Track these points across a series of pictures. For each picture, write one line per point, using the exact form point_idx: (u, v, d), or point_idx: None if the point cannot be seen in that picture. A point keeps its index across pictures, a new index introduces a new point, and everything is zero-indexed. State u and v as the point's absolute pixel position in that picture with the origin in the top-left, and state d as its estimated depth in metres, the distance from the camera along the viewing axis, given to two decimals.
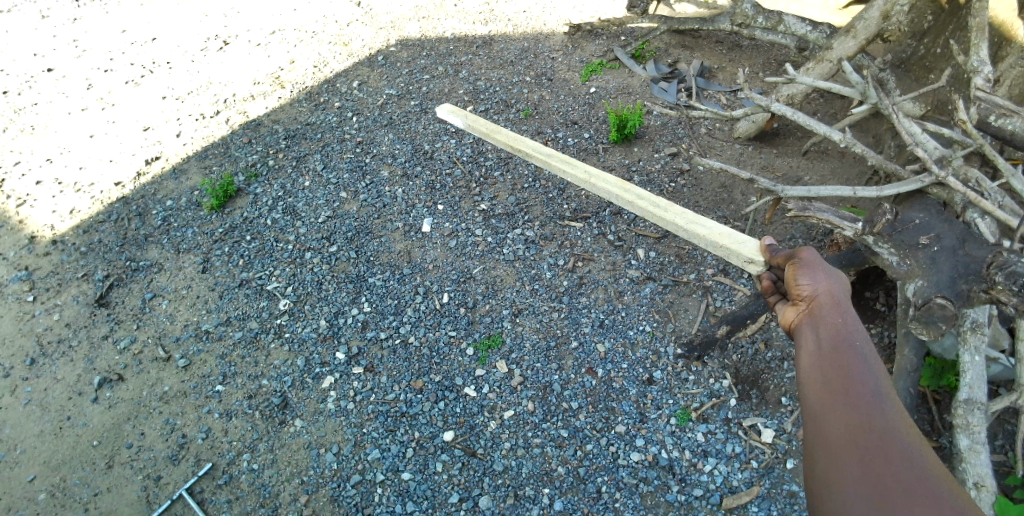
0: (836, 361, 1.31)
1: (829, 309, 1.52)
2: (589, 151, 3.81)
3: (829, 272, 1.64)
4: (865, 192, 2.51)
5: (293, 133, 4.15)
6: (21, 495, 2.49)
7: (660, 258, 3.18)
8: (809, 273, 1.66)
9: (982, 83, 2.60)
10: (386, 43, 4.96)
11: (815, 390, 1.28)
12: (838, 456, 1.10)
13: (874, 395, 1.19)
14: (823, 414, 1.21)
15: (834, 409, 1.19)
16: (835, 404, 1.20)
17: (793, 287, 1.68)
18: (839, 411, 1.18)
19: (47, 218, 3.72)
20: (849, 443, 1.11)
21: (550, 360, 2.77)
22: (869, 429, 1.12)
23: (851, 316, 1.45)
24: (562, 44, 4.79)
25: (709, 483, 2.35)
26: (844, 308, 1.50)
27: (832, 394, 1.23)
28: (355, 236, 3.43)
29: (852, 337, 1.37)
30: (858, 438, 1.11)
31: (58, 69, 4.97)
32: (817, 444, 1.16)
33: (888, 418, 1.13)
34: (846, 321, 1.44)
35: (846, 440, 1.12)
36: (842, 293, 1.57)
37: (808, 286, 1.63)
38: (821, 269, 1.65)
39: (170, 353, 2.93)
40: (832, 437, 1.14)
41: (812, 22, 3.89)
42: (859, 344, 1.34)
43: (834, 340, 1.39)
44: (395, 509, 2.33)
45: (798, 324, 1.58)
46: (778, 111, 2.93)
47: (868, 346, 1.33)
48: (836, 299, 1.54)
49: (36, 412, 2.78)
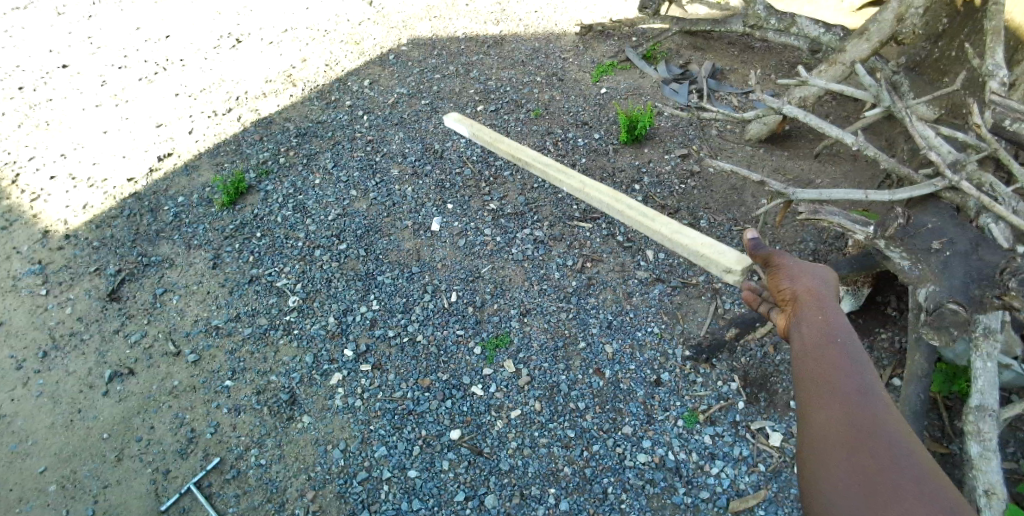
0: (822, 360, 1.30)
1: (810, 304, 1.53)
2: (599, 152, 3.80)
3: (810, 271, 1.64)
4: (878, 195, 2.46)
5: (304, 131, 4.17)
6: (31, 487, 2.52)
7: (669, 260, 3.16)
8: (791, 273, 1.65)
9: (998, 87, 2.58)
10: (398, 43, 4.98)
11: (804, 389, 1.27)
12: (829, 456, 1.09)
13: (861, 394, 1.18)
14: (813, 414, 1.19)
15: (822, 409, 1.18)
16: (822, 403, 1.19)
17: (776, 286, 1.68)
18: (828, 409, 1.17)
19: (60, 213, 3.76)
20: (838, 441, 1.10)
21: (558, 360, 2.77)
22: (858, 426, 1.11)
23: (834, 314, 1.46)
24: (573, 44, 4.79)
25: (715, 486, 2.34)
26: (826, 304, 1.51)
27: (819, 392, 1.22)
28: (365, 234, 3.44)
29: (836, 334, 1.37)
30: (847, 436, 1.10)
31: (73, 66, 5.02)
32: (809, 446, 1.15)
33: (876, 414, 1.13)
34: (830, 319, 1.44)
35: (836, 439, 1.10)
36: (824, 291, 1.57)
37: (790, 285, 1.63)
38: (801, 269, 1.66)
39: (181, 348, 2.95)
40: (823, 436, 1.13)
41: (825, 23, 3.87)
42: (844, 341, 1.33)
43: (819, 337, 1.38)
44: (402, 507, 2.34)
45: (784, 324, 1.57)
46: (790, 113, 2.88)
47: (853, 343, 1.32)
48: (817, 295, 1.55)
49: (47, 404, 2.81)
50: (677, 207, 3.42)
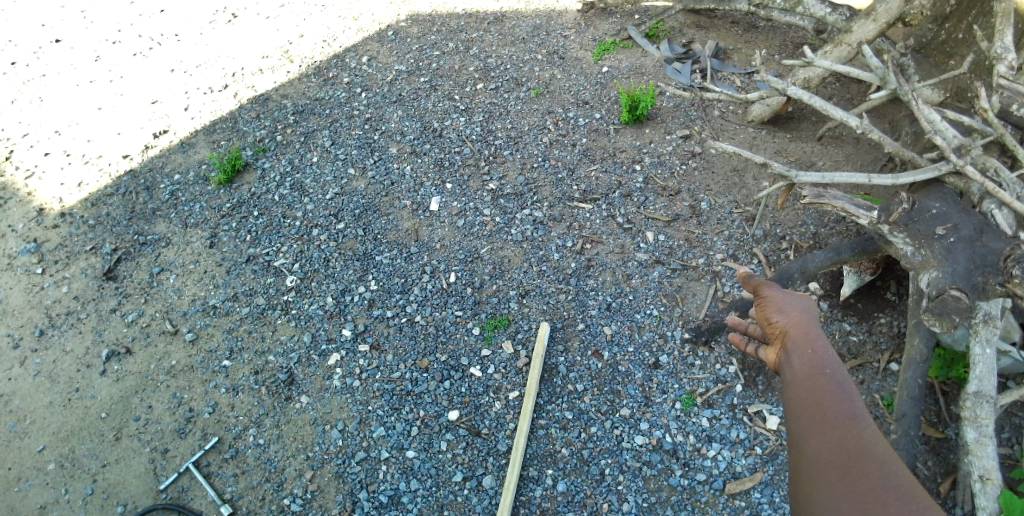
0: (811, 385, 1.19)
1: (796, 333, 1.36)
2: (601, 132, 3.76)
3: (796, 300, 1.48)
4: (881, 179, 2.39)
5: (302, 109, 4.11)
6: (31, 466, 2.53)
7: (669, 242, 3.14)
8: (776, 303, 1.48)
9: (1005, 71, 2.54)
10: (396, 19, 4.88)
11: (794, 418, 1.16)
12: (822, 487, 0.99)
13: (852, 417, 1.09)
14: (804, 443, 1.10)
15: (813, 436, 1.08)
16: (813, 431, 1.09)
17: (759, 314, 1.51)
18: (818, 437, 1.08)
19: (55, 191, 3.71)
20: (831, 471, 1.00)
21: (556, 341, 2.77)
22: (849, 451, 1.02)
23: (824, 344, 1.30)
24: (575, 22, 4.70)
25: (712, 468, 2.36)
26: (813, 334, 1.34)
27: (810, 418, 1.13)
28: (363, 214, 3.40)
29: (824, 361, 1.24)
30: (839, 462, 1.01)
31: (66, 41, 4.91)
32: (803, 479, 1.05)
33: (867, 439, 1.04)
34: (817, 348, 1.29)
35: (829, 469, 1.01)
36: (811, 319, 1.41)
37: (774, 312, 1.47)
38: (787, 298, 1.49)
39: (178, 327, 2.95)
40: (815, 463, 1.04)
41: (832, 2, 3.79)
42: (832, 368, 1.22)
43: (807, 366, 1.25)
44: (400, 487, 2.36)
45: (770, 356, 1.40)
46: (794, 94, 2.80)
47: (841, 369, 1.21)
48: (804, 325, 1.38)
49: (46, 383, 2.81)
50: (678, 189, 3.39)
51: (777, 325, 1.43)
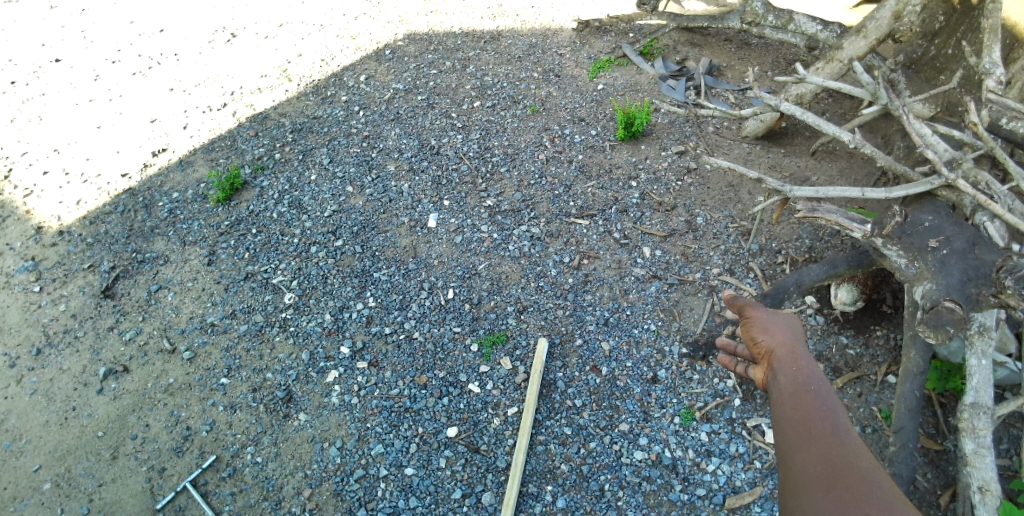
0: (796, 400, 1.21)
1: (782, 353, 1.40)
2: (597, 148, 3.79)
3: (780, 319, 1.51)
4: (875, 193, 2.41)
5: (300, 127, 4.15)
6: (26, 485, 2.51)
7: (666, 257, 3.17)
8: (761, 323, 1.51)
9: (994, 86, 2.58)
10: (394, 38, 4.95)
11: (781, 432, 1.18)
12: (809, 499, 1.00)
13: (836, 431, 1.11)
14: (790, 455, 1.11)
15: (800, 450, 1.10)
16: (799, 445, 1.11)
17: (746, 335, 1.54)
18: (804, 450, 1.09)
19: (54, 209, 3.73)
20: (818, 483, 1.02)
21: (555, 357, 2.77)
22: (835, 463, 1.04)
23: (810, 363, 1.33)
24: (570, 40, 4.78)
25: (711, 483, 2.35)
26: (798, 353, 1.38)
27: (796, 432, 1.14)
28: (361, 231, 3.42)
29: (808, 377, 1.27)
30: (826, 474, 1.02)
31: (66, 60, 4.96)
32: (791, 491, 1.05)
33: (853, 454, 1.06)
34: (803, 368, 1.31)
35: (817, 482, 1.02)
36: (797, 340, 1.44)
37: (761, 333, 1.50)
38: (771, 318, 1.52)
39: (176, 345, 2.94)
40: (801, 476, 1.05)
41: (823, 20, 3.89)
42: (817, 385, 1.24)
43: (792, 383, 1.28)
44: (398, 504, 2.34)
45: (758, 376, 1.44)
46: (787, 110, 2.81)
47: (825, 385, 1.23)
48: (789, 344, 1.42)
49: (42, 402, 2.79)
50: (673, 204, 3.42)
51: (763, 345, 1.46)
